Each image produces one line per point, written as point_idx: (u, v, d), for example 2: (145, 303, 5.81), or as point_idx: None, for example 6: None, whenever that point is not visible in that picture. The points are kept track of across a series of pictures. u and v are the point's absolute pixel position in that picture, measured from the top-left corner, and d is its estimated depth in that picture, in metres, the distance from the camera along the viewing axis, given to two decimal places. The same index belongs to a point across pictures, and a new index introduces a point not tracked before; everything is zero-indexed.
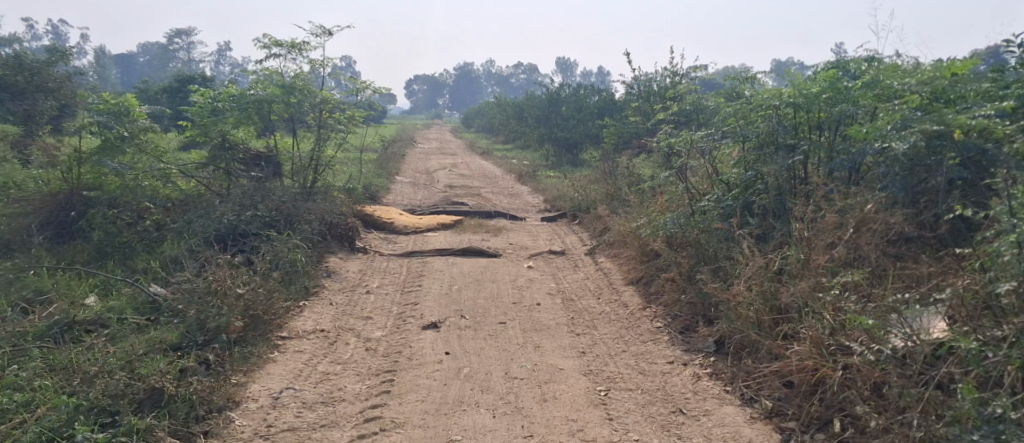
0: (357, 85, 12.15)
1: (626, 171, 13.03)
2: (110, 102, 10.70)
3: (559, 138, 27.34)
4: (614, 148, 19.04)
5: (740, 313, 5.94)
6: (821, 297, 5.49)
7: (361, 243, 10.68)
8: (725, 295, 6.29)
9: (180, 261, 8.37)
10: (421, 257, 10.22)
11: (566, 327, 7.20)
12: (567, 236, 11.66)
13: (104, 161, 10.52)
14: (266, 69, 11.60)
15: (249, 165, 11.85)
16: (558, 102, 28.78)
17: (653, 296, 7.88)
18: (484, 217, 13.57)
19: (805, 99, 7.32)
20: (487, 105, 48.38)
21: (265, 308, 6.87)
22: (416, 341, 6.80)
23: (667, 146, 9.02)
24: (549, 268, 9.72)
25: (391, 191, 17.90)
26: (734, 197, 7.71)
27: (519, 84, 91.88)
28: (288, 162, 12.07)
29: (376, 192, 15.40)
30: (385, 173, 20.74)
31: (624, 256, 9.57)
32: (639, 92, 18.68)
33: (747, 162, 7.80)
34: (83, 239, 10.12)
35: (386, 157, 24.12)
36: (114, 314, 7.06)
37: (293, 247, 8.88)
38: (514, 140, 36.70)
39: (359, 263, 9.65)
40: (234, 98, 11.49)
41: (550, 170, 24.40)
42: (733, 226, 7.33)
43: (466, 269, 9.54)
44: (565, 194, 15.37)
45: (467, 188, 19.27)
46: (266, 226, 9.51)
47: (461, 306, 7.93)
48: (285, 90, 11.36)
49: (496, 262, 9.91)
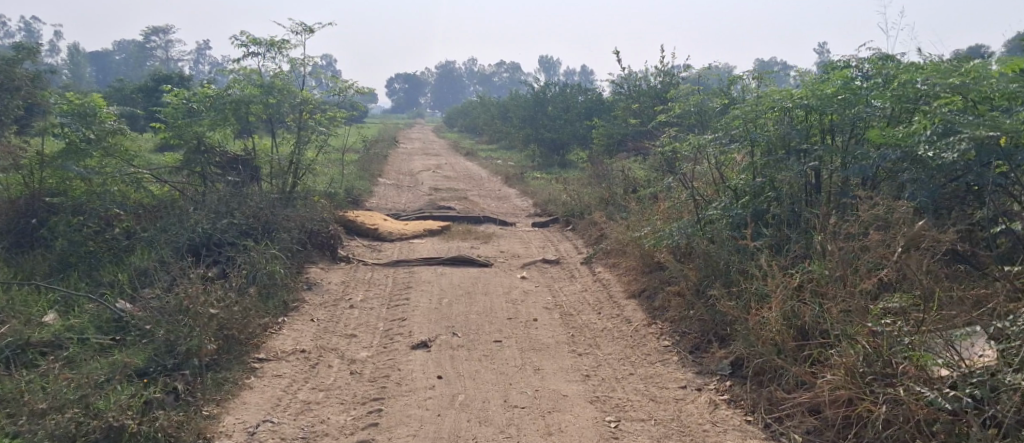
0: (339, 85, 11.58)
1: (620, 176, 12.55)
2: (75, 102, 10.18)
3: (545, 139, 26.83)
4: (604, 150, 18.56)
5: (760, 334, 5.49)
6: (853, 319, 5.05)
7: (346, 252, 10.16)
8: (740, 314, 5.84)
9: (149, 274, 7.86)
10: (408, 266, 9.71)
11: (566, 346, 6.73)
12: (561, 244, 11.19)
13: (68, 165, 9.94)
14: (244, 68, 11.05)
15: (226, 169, 11.29)
16: (545, 102, 28.31)
17: (656, 311, 7.42)
18: (473, 222, 13.07)
19: (818, 100, 6.85)
20: (471, 105, 47.81)
21: (241, 328, 6.39)
22: (405, 364, 6.30)
23: (669, 150, 8.56)
24: (543, 279, 9.24)
25: (374, 195, 17.37)
26: (742, 205, 7.26)
27: (503, 84, 91.36)
28: (266, 165, 11.43)
29: (359, 196, 14.87)
30: (369, 175, 20.20)
31: (622, 266, 9.11)
32: (629, 92, 18.24)
33: (755, 168, 7.35)
34: (45, 248, 9.70)
35: (369, 158, 23.59)
36: (74, 334, 6.56)
37: (272, 257, 8.34)
38: (500, 141, 36.22)
39: (342, 274, 9.14)
40: (210, 98, 10.95)
41: (537, 171, 23.94)
42: (743, 237, 6.88)
43: (456, 279, 9.05)
44: (555, 198, 14.87)
45: (453, 191, 18.75)
46: (243, 235, 8.95)
47: (452, 322, 7.44)
48: (263, 90, 10.84)
49: (487, 272, 9.43)
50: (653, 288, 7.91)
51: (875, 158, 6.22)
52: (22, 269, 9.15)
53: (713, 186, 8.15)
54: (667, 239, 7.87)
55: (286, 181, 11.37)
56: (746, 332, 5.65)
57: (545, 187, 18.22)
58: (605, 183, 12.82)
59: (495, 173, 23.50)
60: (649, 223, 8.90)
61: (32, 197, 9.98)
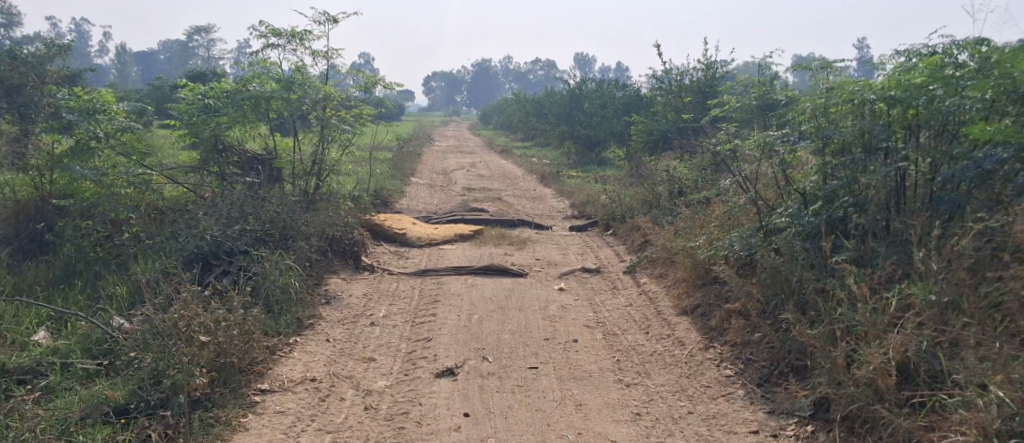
0: (365, 79, 10.75)
1: (665, 177, 11.62)
2: (81, 98, 9.12)
3: (583, 137, 25.89)
4: (644, 148, 17.57)
5: (857, 374, 4.68)
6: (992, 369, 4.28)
7: (369, 260, 9.38)
8: (824, 344, 4.99)
9: (152, 286, 7.08)
10: (436, 277, 8.88)
11: (612, 374, 5.89)
12: (601, 251, 10.32)
13: (72, 166, 8.77)
14: (264, 61, 10.25)
15: (245, 170, 10.52)
16: (582, 97, 27.39)
17: (714, 333, 6.54)
18: (506, 225, 12.23)
19: (905, 91, 5.90)
20: (505, 102, 46.91)
21: (241, 354, 5.72)
22: (427, 396, 5.54)
23: (726, 149, 7.63)
24: (584, 291, 8.40)
25: (404, 195, 16.53)
26: (814, 212, 6.35)
27: (538, 80, 90.39)
28: (287, 167, 10.53)
29: (387, 197, 14.05)
30: (400, 175, 19.46)
31: (671, 278, 8.22)
32: (669, 87, 17.27)
33: (829, 168, 6.42)
34: (50, 254, 9.04)
35: (402, 157, 22.87)
36: (58, 359, 5.91)
37: (287, 269, 7.52)
38: (535, 138, 35.35)
39: (365, 285, 8.33)
40: (227, 94, 10.16)
41: (573, 170, 23.06)
42: (818, 250, 5.97)
43: (488, 291, 8.24)
44: (593, 200, 13.95)
45: (486, 192, 17.86)
46: (257, 243, 8.10)
47: (482, 344, 6.64)
48: (283, 85, 10.02)
49: (522, 284, 8.59)
50: (709, 305, 7.02)
51: (977, 158, 5.31)
52: (22, 279, 8.42)
53: (777, 189, 7.23)
54: (724, 251, 6.98)
55: (308, 183, 10.57)
56: (835, 368, 4.82)
57: (583, 187, 17.31)
58: (648, 184, 11.89)
59: (531, 172, 22.59)
60: (704, 231, 7.99)
61: (41, 199, 9.26)
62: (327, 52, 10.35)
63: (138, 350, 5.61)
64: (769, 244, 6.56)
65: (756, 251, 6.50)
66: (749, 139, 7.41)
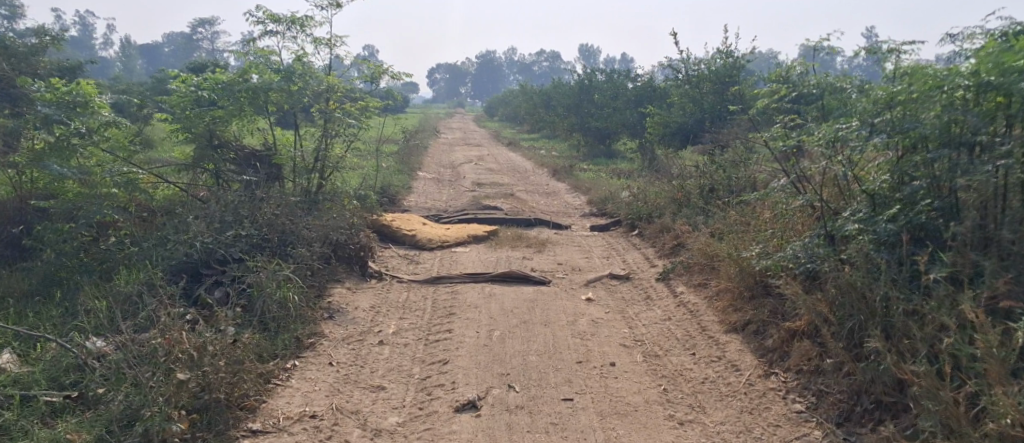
0: (371, 69, 9.89)
1: (692, 173, 10.79)
2: (58, 89, 8.07)
3: (593, 129, 24.94)
4: (661, 141, 16.66)
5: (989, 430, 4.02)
6: None
7: (377, 266, 8.57)
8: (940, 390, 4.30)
9: (133, 302, 6.17)
10: (452, 285, 8.06)
11: (660, 408, 5.20)
12: (628, 254, 9.54)
13: (46, 164, 7.66)
14: (261, 49, 9.39)
15: (243, 167, 9.56)
16: (591, 87, 26.52)
17: (773, 356, 5.77)
18: (522, 225, 11.41)
19: (1005, 76, 5.14)
20: (512, 93, 45.96)
21: (231, 386, 4.91)
22: (446, 438, 4.77)
23: (779, 144, 6.80)
24: (616, 302, 7.62)
25: (411, 192, 15.63)
26: (891, 216, 5.63)
27: (543, 71, 89.43)
28: (288, 163, 9.56)
29: (392, 194, 13.19)
30: (406, 171, 18.54)
31: (713, 289, 7.41)
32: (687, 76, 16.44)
33: (910, 166, 5.67)
34: (29, 262, 8.10)
35: (407, 150, 21.92)
36: (16, 391, 4.93)
37: (286, 280, 6.64)
38: (542, 129, 34.47)
39: (374, 296, 7.50)
40: (222, 85, 9.13)
41: (585, 163, 22.21)
42: (902, 263, 5.19)
43: (510, 303, 7.44)
44: (612, 197, 13.10)
45: (496, 188, 16.97)
46: (254, 250, 7.26)
47: (507, 367, 5.83)
48: (282, 75, 9.17)
49: (545, 294, 7.79)
50: (763, 322, 6.25)
51: None
52: None
53: (839, 189, 6.44)
54: (784, 261, 6.18)
55: (311, 182, 9.61)
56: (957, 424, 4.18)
57: (598, 182, 16.48)
58: (673, 181, 11.07)
59: (541, 166, 21.67)
60: (754, 236, 7.19)
61: (21, 201, 8.38)
62: (330, 39, 9.47)
63: (108, 387, 4.72)
64: (838, 255, 5.76)
65: (825, 263, 5.70)
66: (807, 133, 6.58)
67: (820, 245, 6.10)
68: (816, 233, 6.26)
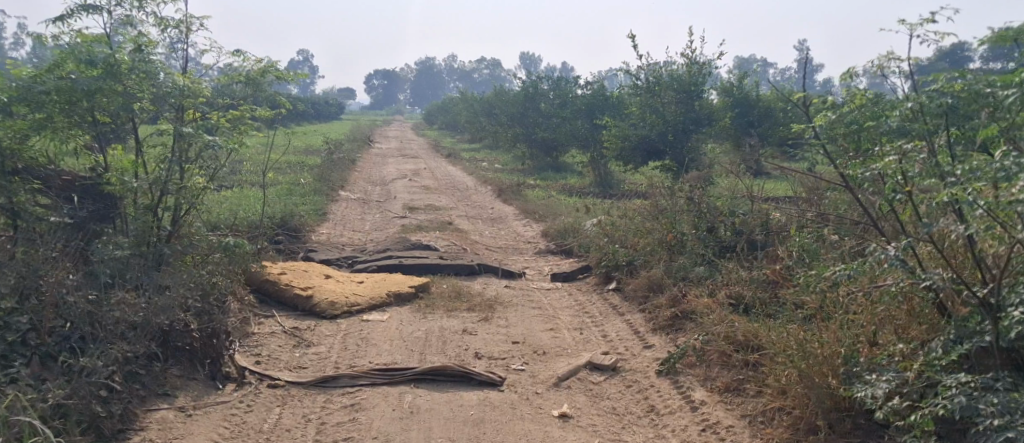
0: (250, 65, 6.96)
1: (685, 210, 8.18)
2: None
3: (538, 141, 22.28)
4: (620, 159, 14.04)
5: None
6: None
7: (244, 360, 5.76)
8: None
9: None
10: (355, 393, 5.32)
11: None
12: (609, 322, 6.94)
13: None
14: (81, 33, 6.35)
15: (57, 202, 6.47)
16: (534, 95, 23.78)
17: None
18: (462, 274, 8.64)
19: None
20: (452, 102, 43.21)
21: None
22: None
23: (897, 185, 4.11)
24: (605, 421, 5.01)
25: (326, 220, 12.72)
26: None
27: (484, 79, 86.72)
28: (129, 199, 6.55)
29: (295, 227, 10.26)
30: (325, 190, 15.56)
31: (759, 408, 4.78)
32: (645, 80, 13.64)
33: None
34: None
35: (328, 166, 18.89)
36: None
37: (29, 433, 3.89)
38: (484, 139, 31.74)
39: (225, 422, 4.76)
40: (20, 84, 6.08)
41: (532, 179, 19.57)
42: None
43: (444, 431, 4.76)
44: (573, 231, 10.46)
45: (431, 213, 14.16)
46: (11, 357, 4.39)
47: None
48: (103, 70, 6.10)
49: (495, 408, 5.10)
50: None
51: None
52: None
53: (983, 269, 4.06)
54: (939, 401, 3.74)
55: (155, 225, 6.48)
56: None
57: (550, 205, 13.83)
58: (658, 219, 8.43)
59: (484, 183, 18.92)
60: (829, 330, 4.58)
61: None
62: (183, 21, 6.57)
63: None
64: None
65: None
66: (947, 176, 4.05)
67: (999, 380, 3.75)
68: (970, 344, 3.92)
